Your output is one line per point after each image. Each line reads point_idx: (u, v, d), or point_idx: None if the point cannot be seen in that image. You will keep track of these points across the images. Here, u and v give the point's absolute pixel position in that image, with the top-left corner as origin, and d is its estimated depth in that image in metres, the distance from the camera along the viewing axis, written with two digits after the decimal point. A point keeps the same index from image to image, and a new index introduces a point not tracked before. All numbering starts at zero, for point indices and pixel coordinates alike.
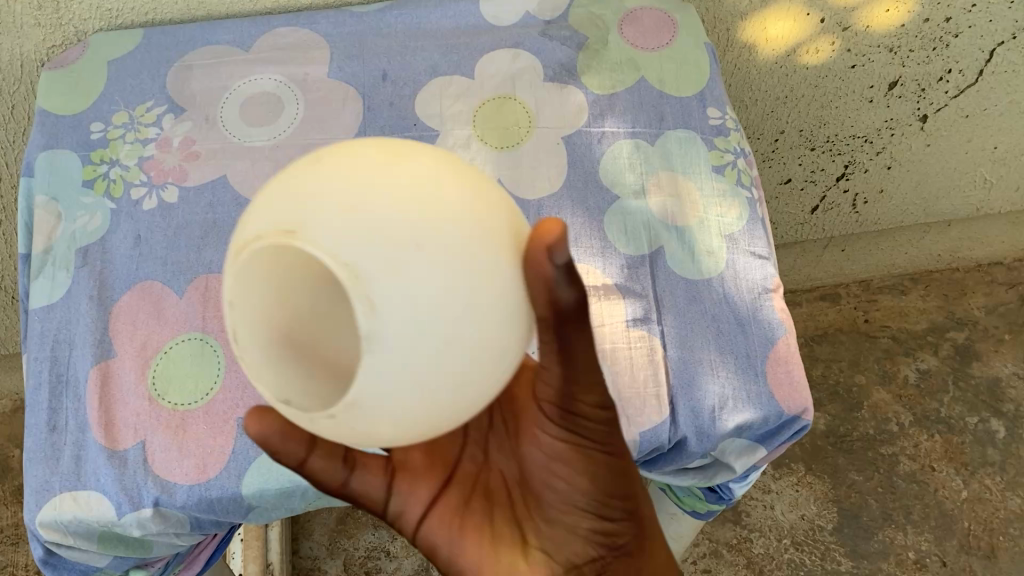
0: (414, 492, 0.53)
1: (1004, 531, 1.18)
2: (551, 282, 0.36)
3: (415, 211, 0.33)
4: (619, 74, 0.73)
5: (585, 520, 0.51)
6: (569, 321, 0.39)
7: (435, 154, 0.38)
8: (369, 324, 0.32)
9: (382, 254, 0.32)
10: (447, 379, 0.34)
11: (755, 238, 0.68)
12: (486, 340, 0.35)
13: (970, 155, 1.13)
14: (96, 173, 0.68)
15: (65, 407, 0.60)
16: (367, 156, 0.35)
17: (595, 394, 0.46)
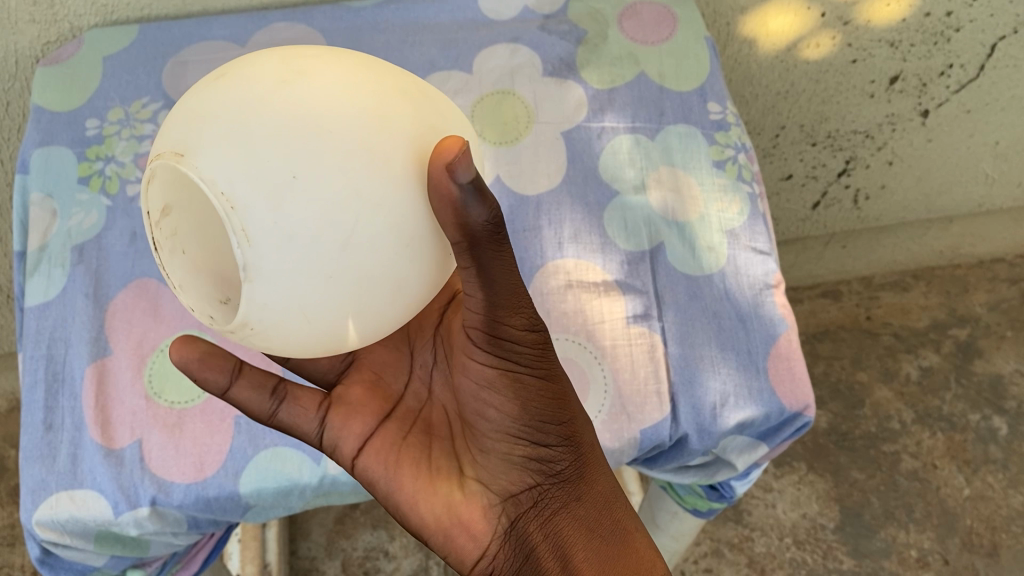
0: (348, 425, 0.50)
1: (1006, 529, 1.17)
2: (456, 202, 0.35)
3: (294, 142, 0.34)
4: (618, 68, 0.73)
5: (518, 447, 0.48)
6: (484, 244, 0.37)
7: (348, 66, 0.37)
8: (245, 256, 0.34)
9: (258, 184, 0.33)
10: (333, 301, 0.36)
11: (757, 233, 0.67)
12: (377, 265, 0.35)
13: (972, 150, 1.12)
14: (92, 170, 0.67)
15: (61, 405, 0.59)
16: (266, 74, 0.36)
17: (522, 316, 0.43)
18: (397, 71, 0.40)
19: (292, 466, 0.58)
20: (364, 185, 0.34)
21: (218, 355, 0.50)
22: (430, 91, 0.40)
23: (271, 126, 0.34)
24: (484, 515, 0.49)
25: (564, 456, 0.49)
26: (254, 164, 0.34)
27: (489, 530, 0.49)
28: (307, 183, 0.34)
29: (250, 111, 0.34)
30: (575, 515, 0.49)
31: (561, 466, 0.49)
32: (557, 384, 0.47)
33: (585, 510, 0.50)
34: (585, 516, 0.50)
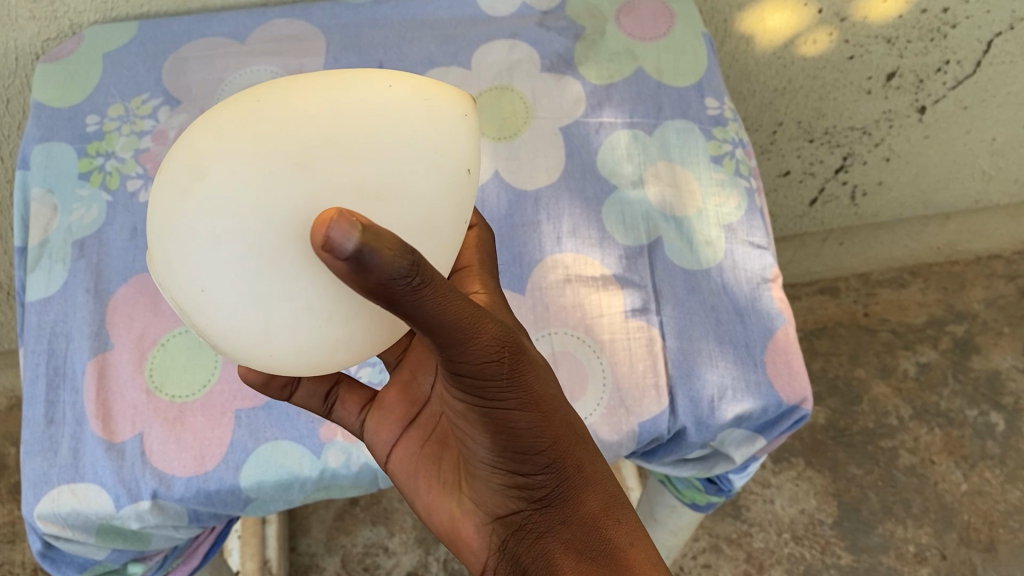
0: (379, 430, 0.53)
1: (1004, 524, 1.18)
2: (350, 271, 0.30)
3: (192, 258, 0.36)
4: (616, 64, 0.73)
5: (497, 476, 0.44)
6: (405, 297, 0.31)
7: (253, 132, 0.36)
8: (212, 343, 0.39)
9: (184, 296, 0.37)
10: (286, 364, 0.38)
11: (754, 227, 0.68)
12: (305, 341, 0.37)
13: (969, 147, 1.13)
14: (92, 166, 0.67)
15: (62, 399, 0.60)
16: (175, 176, 0.37)
17: (481, 342, 0.36)
18: (332, 104, 0.37)
19: (292, 459, 0.58)
20: (264, 277, 0.35)
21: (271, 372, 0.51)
22: (359, 112, 0.37)
23: (180, 236, 0.36)
24: (479, 532, 0.47)
25: (549, 478, 0.44)
26: (175, 280, 0.37)
27: (483, 547, 0.47)
28: (213, 294, 0.36)
29: (168, 218, 0.36)
30: (562, 540, 0.44)
31: (544, 492, 0.44)
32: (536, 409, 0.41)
33: (584, 528, 0.44)
34: (575, 538, 0.44)
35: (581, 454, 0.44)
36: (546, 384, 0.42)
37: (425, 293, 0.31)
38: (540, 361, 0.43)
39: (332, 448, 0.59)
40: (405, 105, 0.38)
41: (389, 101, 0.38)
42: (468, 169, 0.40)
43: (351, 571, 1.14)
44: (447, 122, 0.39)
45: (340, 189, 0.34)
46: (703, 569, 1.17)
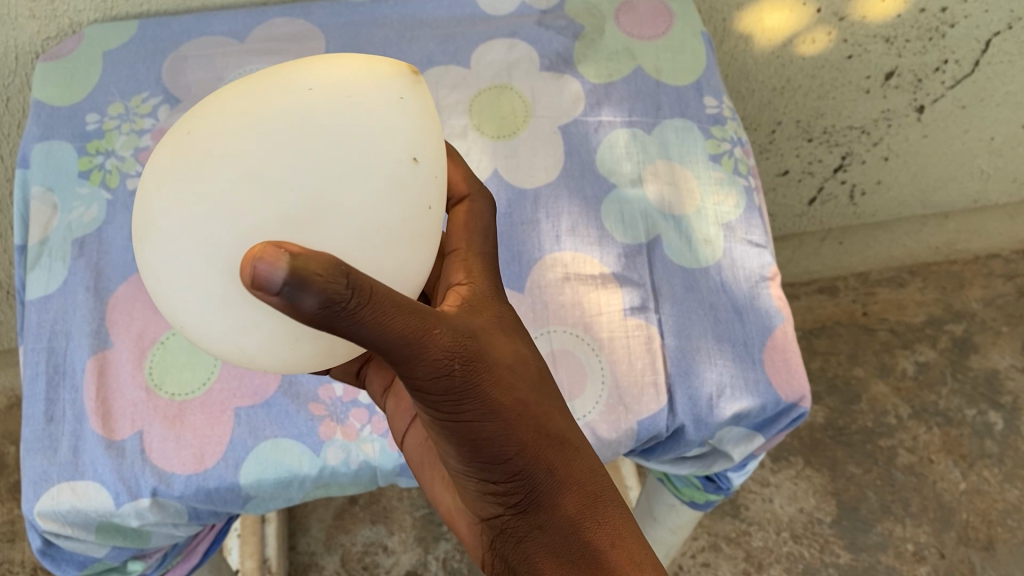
0: (395, 417, 0.54)
1: (1002, 523, 1.18)
2: (282, 308, 0.31)
3: (172, 302, 0.38)
4: (615, 63, 0.73)
5: (471, 484, 0.45)
6: (340, 318, 0.32)
7: (189, 176, 0.37)
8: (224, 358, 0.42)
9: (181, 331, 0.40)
10: (286, 369, 0.41)
11: (752, 226, 0.68)
12: (292, 354, 0.39)
13: (967, 146, 1.13)
14: (92, 164, 0.68)
15: (62, 397, 0.60)
16: (139, 225, 0.39)
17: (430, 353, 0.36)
18: (257, 125, 0.37)
19: (292, 457, 0.58)
20: (231, 311, 0.37)
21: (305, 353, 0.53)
22: (277, 135, 0.37)
23: (156, 281, 0.38)
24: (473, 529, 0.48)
25: (521, 486, 0.43)
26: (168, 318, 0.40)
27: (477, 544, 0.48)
28: (199, 329, 0.38)
29: (144, 264, 0.39)
30: (541, 543, 0.44)
31: (515, 500, 0.44)
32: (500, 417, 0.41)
33: (567, 532, 0.44)
34: (558, 540, 0.44)
35: (555, 458, 0.44)
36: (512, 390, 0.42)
37: (364, 315, 0.32)
38: (506, 364, 0.41)
39: (332, 445, 0.59)
40: (325, 112, 0.38)
41: (313, 107, 0.38)
42: (415, 158, 0.39)
43: (351, 570, 1.14)
44: (375, 120, 0.39)
45: (270, 212, 0.35)
46: (702, 568, 1.17)
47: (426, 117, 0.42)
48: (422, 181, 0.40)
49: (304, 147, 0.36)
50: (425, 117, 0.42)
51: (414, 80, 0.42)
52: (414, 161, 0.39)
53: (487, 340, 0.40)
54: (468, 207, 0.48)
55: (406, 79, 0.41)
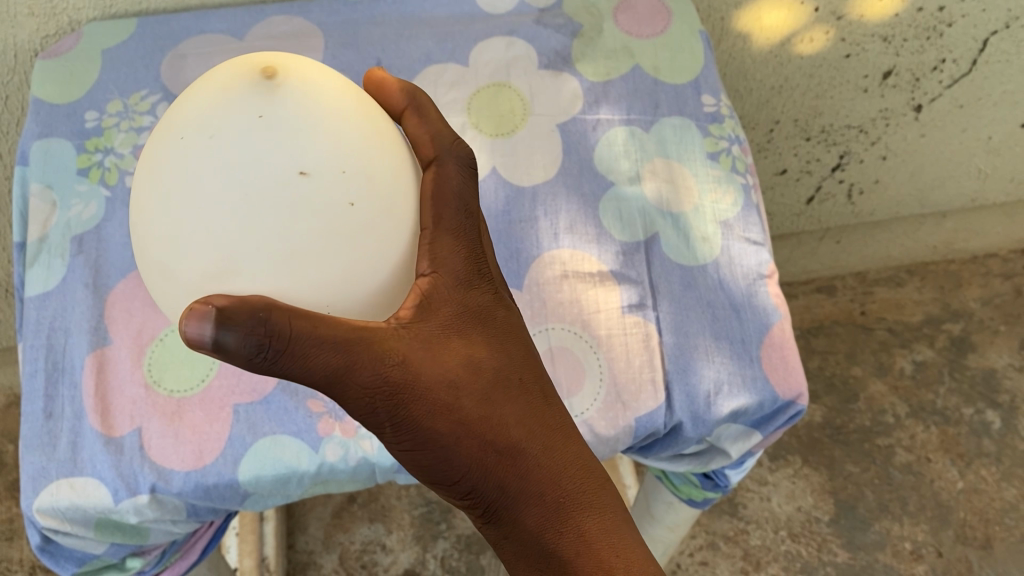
0: None
1: (1000, 521, 1.18)
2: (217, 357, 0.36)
3: None
4: (613, 61, 0.73)
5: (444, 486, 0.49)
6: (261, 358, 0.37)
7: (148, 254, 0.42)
8: None
9: None
10: None
11: (750, 224, 0.68)
12: None
13: (964, 146, 1.13)
14: (91, 161, 0.68)
15: (62, 394, 0.60)
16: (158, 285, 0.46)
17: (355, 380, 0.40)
18: (162, 195, 0.40)
19: (290, 453, 0.58)
20: None
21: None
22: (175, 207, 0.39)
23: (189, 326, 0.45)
24: None
25: (480, 498, 0.46)
26: None
27: None
28: None
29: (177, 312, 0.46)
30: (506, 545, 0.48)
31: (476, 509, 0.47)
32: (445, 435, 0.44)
33: (529, 539, 0.47)
34: (526, 545, 0.47)
35: (507, 473, 0.45)
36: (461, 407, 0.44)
37: (285, 358, 0.37)
38: (450, 383, 0.43)
39: (330, 441, 0.59)
40: (200, 168, 0.39)
41: (193, 163, 0.39)
42: (302, 170, 0.39)
43: (349, 569, 1.14)
44: (240, 151, 0.39)
45: (200, 271, 0.39)
46: (700, 566, 1.17)
47: (308, 112, 0.40)
48: (321, 187, 0.39)
49: (201, 207, 0.39)
50: (304, 114, 0.40)
51: (273, 81, 0.40)
52: (302, 174, 0.39)
53: (425, 362, 0.42)
54: (436, 172, 0.45)
55: (263, 87, 0.40)
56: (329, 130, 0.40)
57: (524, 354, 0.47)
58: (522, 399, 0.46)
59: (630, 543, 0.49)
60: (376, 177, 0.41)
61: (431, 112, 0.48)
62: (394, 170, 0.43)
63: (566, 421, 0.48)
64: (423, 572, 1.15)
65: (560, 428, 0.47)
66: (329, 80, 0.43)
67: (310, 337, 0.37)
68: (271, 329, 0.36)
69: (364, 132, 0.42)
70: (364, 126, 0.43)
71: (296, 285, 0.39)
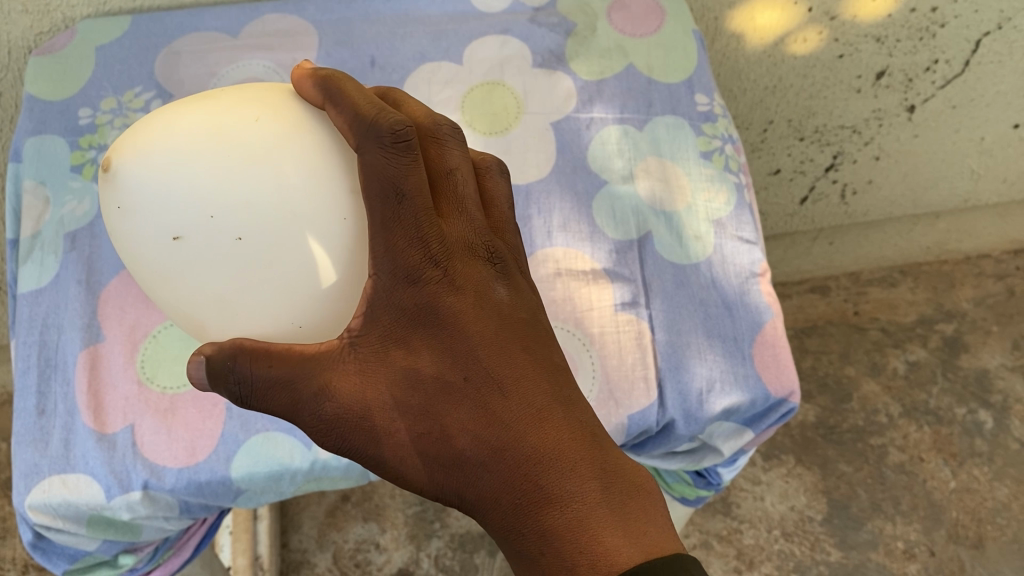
0: None
1: (992, 521, 1.19)
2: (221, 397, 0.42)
3: None
4: (607, 61, 0.73)
5: None
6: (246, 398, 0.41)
7: None
8: None
9: None
10: None
11: (743, 222, 0.68)
12: None
13: (957, 146, 1.14)
14: (84, 158, 0.68)
15: (54, 390, 0.60)
16: None
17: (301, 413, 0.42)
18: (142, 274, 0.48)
19: (283, 450, 0.58)
20: None
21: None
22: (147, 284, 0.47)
23: None
24: None
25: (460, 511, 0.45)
26: None
27: None
28: None
29: None
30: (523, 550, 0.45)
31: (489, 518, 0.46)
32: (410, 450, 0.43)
33: (511, 549, 0.43)
34: (512, 550, 0.43)
35: (460, 489, 0.43)
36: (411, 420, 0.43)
37: (253, 401, 0.41)
38: (389, 403, 0.43)
39: None
40: (131, 256, 0.46)
41: (126, 252, 0.46)
42: (177, 235, 0.43)
43: (343, 568, 1.14)
44: (137, 235, 0.44)
45: (190, 326, 0.47)
46: None
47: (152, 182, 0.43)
48: (200, 238, 0.43)
49: (152, 281, 0.46)
50: (157, 185, 0.43)
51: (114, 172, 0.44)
52: (177, 238, 0.43)
53: (358, 383, 0.42)
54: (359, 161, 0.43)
55: (111, 181, 0.44)
56: (182, 186, 0.43)
57: (476, 350, 0.43)
58: (466, 402, 0.43)
59: (615, 542, 0.40)
60: (258, 199, 0.43)
61: (342, 89, 0.45)
62: (279, 175, 0.43)
63: (527, 411, 0.43)
64: (416, 572, 1.15)
65: (512, 424, 0.42)
66: (182, 126, 0.44)
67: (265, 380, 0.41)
68: (235, 377, 0.40)
69: (226, 157, 0.43)
70: (228, 148, 0.43)
71: (246, 319, 0.44)
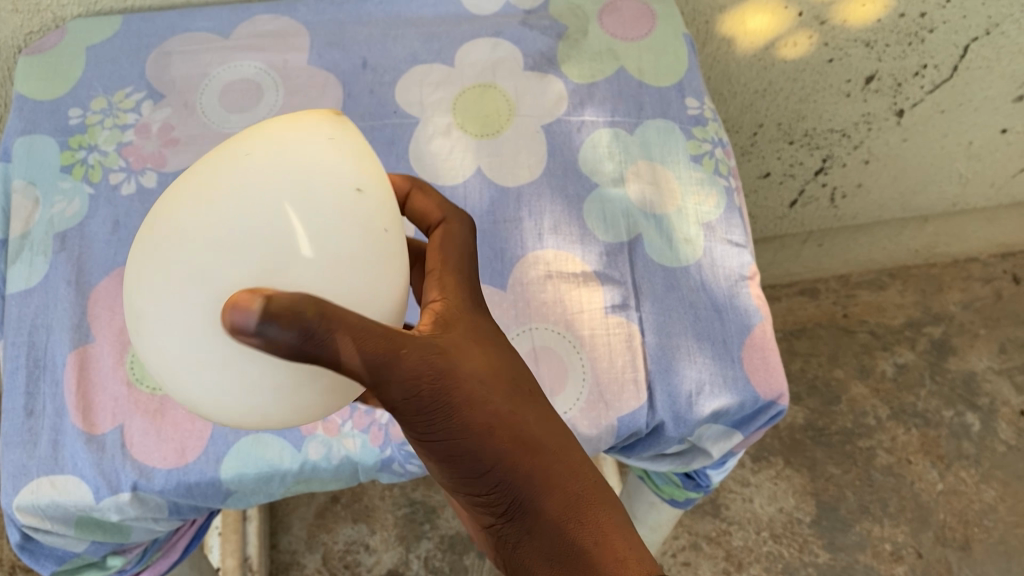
0: None
1: (979, 522, 1.20)
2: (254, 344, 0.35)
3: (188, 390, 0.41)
4: (598, 64, 0.74)
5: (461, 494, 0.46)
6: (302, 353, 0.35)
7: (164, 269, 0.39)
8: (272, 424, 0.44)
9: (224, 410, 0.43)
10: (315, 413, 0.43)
11: (733, 226, 0.68)
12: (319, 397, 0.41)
13: (946, 150, 1.14)
14: (75, 158, 0.68)
15: (43, 391, 0.60)
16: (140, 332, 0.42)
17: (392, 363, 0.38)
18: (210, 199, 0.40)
19: (273, 452, 0.58)
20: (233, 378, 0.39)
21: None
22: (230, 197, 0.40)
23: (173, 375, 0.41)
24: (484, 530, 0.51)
25: (501, 497, 0.44)
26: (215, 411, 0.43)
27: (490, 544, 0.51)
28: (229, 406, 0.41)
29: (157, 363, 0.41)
30: (530, 547, 0.45)
31: (502, 508, 0.45)
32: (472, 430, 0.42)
33: (533, 547, 0.45)
34: (541, 547, 0.44)
35: (530, 477, 0.44)
36: (483, 405, 0.42)
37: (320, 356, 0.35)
38: (480, 378, 0.42)
39: (313, 440, 0.59)
40: (267, 166, 0.41)
41: (255, 166, 0.41)
42: (361, 187, 0.42)
43: (333, 569, 1.14)
44: (317, 161, 0.42)
45: (239, 269, 0.38)
46: (682, 567, 1.17)
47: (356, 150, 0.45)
48: (375, 204, 0.42)
49: (258, 200, 0.40)
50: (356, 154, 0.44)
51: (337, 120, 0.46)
52: (359, 189, 0.42)
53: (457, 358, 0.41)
54: (445, 229, 0.47)
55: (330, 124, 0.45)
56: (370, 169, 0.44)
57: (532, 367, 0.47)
58: (537, 404, 0.45)
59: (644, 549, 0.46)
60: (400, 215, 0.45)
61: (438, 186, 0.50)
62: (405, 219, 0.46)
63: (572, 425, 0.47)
64: (406, 573, 1.15)
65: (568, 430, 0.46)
66: (372, 162, 0.45)
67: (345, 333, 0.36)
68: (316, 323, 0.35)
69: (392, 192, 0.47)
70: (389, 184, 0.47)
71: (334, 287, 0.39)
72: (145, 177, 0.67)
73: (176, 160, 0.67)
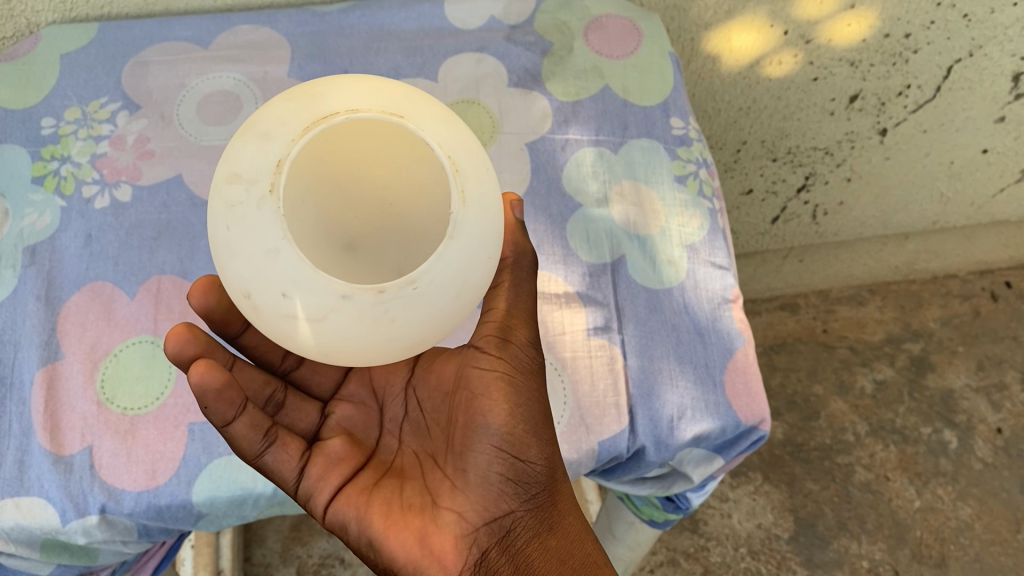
0: (327, 477, 0.49)
1: (955, 540, 1.20)
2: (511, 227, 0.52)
3: (473, 144, 0.42)
4: (583, 81, 0.73)
5: (498, 463, 0.48)
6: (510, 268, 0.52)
7: None
8: (460, 211, 0.38)
9: (472, 165, 0.40)
10: (467, 294, 0.40)
11: (716, 248, 0.68)
12: (484, 283, 0.42)
13: (927, 169, 1.15)
14: (46, 170, 0.66)
15: (9, 410, 0.58)
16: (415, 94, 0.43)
17: (522, 329, 0.51)
18: None
19: (246, 474, 0.57)
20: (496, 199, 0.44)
21: (210, 342, 0.50)
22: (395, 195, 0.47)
23: (461, 128, 0.42)
24: (456, 545, 0.47)
25: (547, 477, 0.50)
26: (467, 156, 0.40)
27: (463, 560, 0.46)
28: (490, 181, 0.41)
29: (440, 109, 0.42)
30: (546, 545, 0.49)
31: (536, 490, 0.49)
32: (542, 403, 0.51)
33: (544, 546, 0.49)
34: (555, 548, 0.49)
35: (559, 480, 0.51)
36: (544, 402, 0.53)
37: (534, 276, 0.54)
38: None
39: None
40: None
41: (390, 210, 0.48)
42: None
43: None
44: None
45: None
46: None
47: None
48: None
49: None
50: None
51: None
52: None
53: None
54: None
55: None
56: None
57: None
58: None
59: None
60: None
61: None
62: None
63: None
64: None
65: None
66: None
67: (524, 318, 0.51)
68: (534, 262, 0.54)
69: None
70: None
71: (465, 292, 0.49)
72: (120, 190, 0.65)
73: (152, 173, 0.66)
